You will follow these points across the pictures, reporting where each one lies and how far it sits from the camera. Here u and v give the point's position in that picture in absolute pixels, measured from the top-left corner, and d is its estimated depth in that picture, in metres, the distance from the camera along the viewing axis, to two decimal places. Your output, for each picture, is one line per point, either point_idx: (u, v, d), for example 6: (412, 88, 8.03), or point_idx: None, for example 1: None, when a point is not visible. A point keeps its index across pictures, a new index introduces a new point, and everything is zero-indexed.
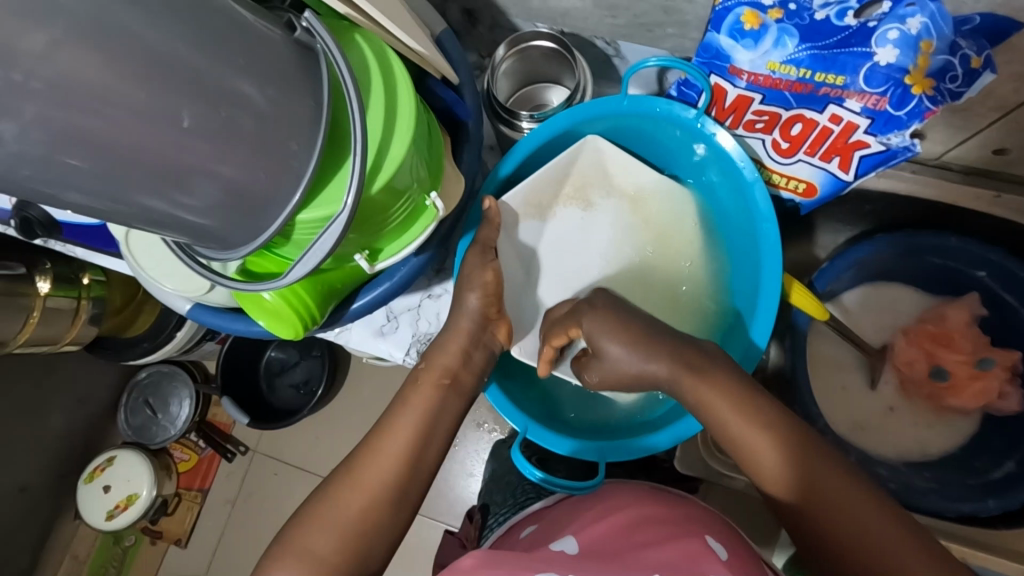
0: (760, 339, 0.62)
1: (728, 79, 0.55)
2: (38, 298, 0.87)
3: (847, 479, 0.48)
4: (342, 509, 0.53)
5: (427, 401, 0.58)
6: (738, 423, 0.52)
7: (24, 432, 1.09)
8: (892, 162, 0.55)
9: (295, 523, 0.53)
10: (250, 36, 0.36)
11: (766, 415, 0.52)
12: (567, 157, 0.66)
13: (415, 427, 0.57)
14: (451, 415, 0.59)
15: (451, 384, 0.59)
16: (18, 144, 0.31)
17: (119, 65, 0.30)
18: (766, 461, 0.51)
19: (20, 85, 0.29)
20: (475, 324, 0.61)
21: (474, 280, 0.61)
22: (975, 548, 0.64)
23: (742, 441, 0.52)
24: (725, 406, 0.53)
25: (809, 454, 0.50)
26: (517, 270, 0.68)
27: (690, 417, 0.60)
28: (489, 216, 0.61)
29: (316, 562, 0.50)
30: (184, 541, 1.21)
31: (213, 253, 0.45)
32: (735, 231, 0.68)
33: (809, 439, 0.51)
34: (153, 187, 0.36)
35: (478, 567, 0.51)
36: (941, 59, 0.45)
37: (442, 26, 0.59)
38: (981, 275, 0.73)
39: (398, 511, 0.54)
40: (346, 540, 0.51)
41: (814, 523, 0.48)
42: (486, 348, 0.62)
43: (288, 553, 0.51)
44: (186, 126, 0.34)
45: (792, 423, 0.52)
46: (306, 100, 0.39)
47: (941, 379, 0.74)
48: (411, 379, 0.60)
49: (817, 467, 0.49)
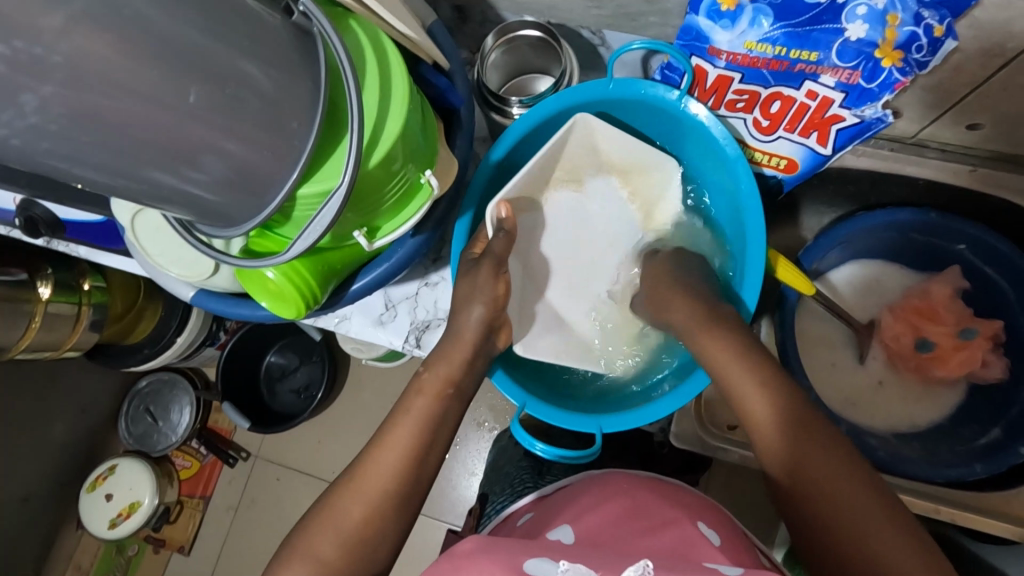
0: (749, 304, 0.64)
1: (709, 60, 0.57)
2: (40, 304, 0.88)
3: (842, 472, 0.48)
4: (343, 517, 0.53)
5: (429, 407, 0.59)
6: (752, 414, 0.54)
7: (27, 440, 1.10)
8: (866, 134, 0.58)
9: (299, 533, 0.54)
10: (255, 20, 0.39)
11: (774, 395, 0.53)
12: (555, 146, 0.65)
13: (415, 436, 0.57)
14: (450, 425, 0.60)
15: (454, 394, 0.60)
16: (39, 116, 0.33)
17: (127, 46, 0.32)
18: (771, 446, 0.52)
19: (41, 60, 0.30)
20: (479, 320, 0.62)
21: (484, 292, 0.62)
22: (966, 510, 0.68)
23: (756, 434, 0.54)
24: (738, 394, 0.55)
25: (810, 445, 0.50)
26: (521, 272, 0.70)
27: (698, 373, 0.61)
28: (504, 224, 0.63)
29: (322, 568, 0.51)
30: (187, 548, 1.22)
31: (216, 231, 0.47)
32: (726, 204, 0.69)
33: (815, 432, 0.51)
34: (162, 162, 0.38)
35: (474, 551, 0.49)
36: (907, 31, 0.47)
37: (433, 18, 0.61)
38: (961, 249, 0.75)
39: (407, 492, 0.55)
40: (347, 549, 0.52)
41: (826, 540, 0.47)
42: (488, 359, 0.63)
43: (294, 558, 0.52)
44: (193, 103, 0.36)
45: (802, 409, 0.52)
46: (305, 79, 0.41)
47: (926, 351, 0.76)
48: (413, 389, 0.60)
49: (824, 488, 0.48)
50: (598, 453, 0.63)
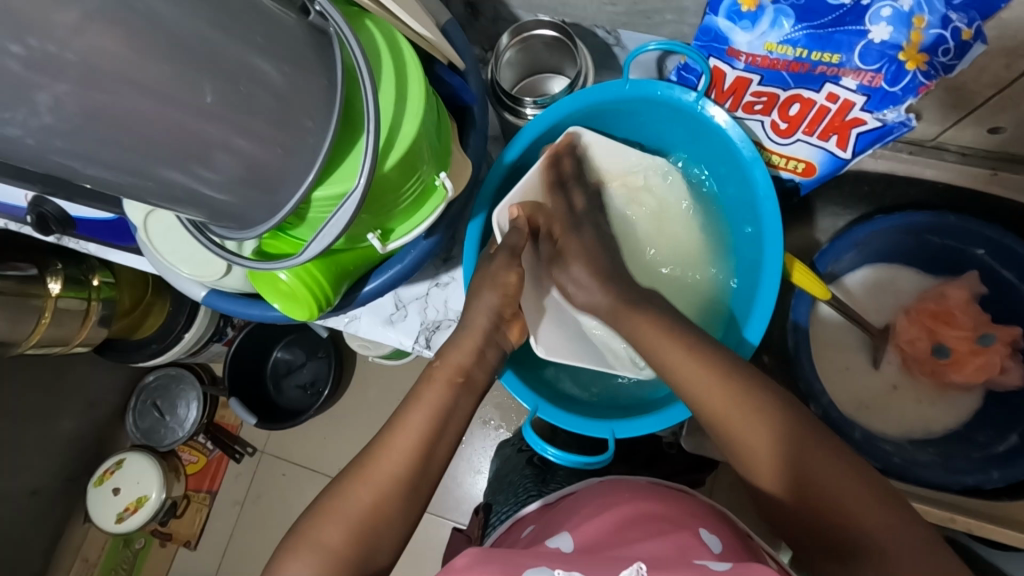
0: (751, 341, 0.62)
1: (727, 61, 0.56)
2: (50, 298, 0.88)
3: (836, 468, 0.49)
4: (353, 504, 0.52)
5: (442, 396, 0.58)
6: (736, 421, 0.52)
7: (35, 435, 1.11)
8: (887, 138, 0.56)
9: (307, 518, 0.53)
10: (270, 18, 0.38)
11: (760, 401, 0.52)
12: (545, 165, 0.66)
13: (427, 423, 0.56)
14: (462, 408, 0.59)
15: (464, 380, 0.59)
16: (54, 115, 0.32)
17: (144, 42, 0.32)
18: (762, 457, 0.51)
19: (56, 58, 0.30)
20: (488, 322, 0.62)
21: (496, 280, 0.62)
22: (983, 520, 0.67)
23: (740, 442, 0.52)
24: (722, 409, 0.53)
25: (804, 446, 0.50)
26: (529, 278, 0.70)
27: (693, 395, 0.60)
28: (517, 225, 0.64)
29: (330, 555, 0.50)
30: (193, 543, 1.22)
31: (230, 232, 0.47)
32: (735, 206, 0.69)
33: (803, 432, 0.51)
34: (176, 162, 0.38)
35: (472, 564, 0.49)
36: (934, 34, 0.47)
37: (447, 16, 0.60)
38: (980, 253, 0.74)
39: (415, 492, 0.54)
40: (354, 533, 0.51)
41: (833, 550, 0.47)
42: (498, 347, 0.62)
43: (302, 548, 0.51)
44: (208, 102, 0.36)
45: (787, 413, 0.52)
46: (320, 78, 0.41)
47: (942, 356, 0.75)
48: (425, 377, 0.60)
49: (829, 497, 0.48)
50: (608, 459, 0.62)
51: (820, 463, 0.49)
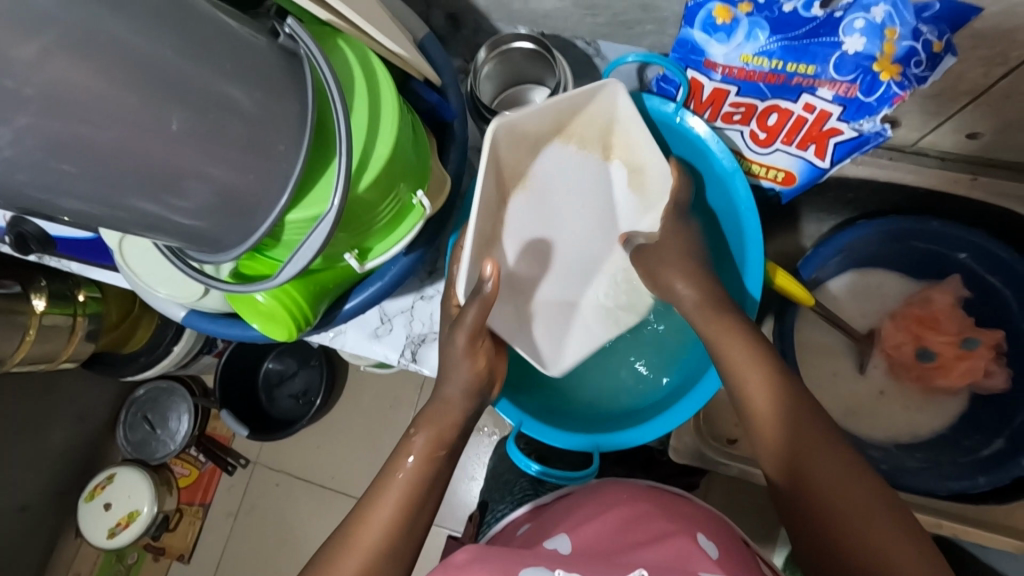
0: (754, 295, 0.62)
1: (704, 73, 0.56)
2: (35, 315, 0.87)
3: (834, 454, 0.47)
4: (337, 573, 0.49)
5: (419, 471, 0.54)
6: (747, 388, 0.53)
7: (23, 452, 1.09)
8: (865, 148, 0.56)
9: None
10: (238, 43, 0.38)
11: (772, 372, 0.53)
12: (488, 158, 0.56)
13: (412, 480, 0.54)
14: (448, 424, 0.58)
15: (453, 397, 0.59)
16: (14, 149, 0.32)
17: (111, 73, 0.31)
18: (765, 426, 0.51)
19: (15, 93, 0.30)
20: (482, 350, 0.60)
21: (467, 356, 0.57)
22: (967, 525, 0.67)
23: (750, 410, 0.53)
24: (736, 368, 0.54)
25: (806, 423, 0.49)
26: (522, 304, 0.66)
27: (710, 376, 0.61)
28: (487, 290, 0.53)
29: None
30: (187, 556, 1.21)
31: (205, 256, 0.47)
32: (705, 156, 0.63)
33: (810, 410, 0.50)
34: (144, 192, 0.38)
35: (471, 560, 0.50)
36: (906, 45, 0.47)
37: (425, 31, 0.60)
38: (962, 257, 0.74)
39: (399, 552, 0.51)
40: None
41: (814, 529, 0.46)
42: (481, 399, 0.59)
43: None
44: (175, 130, 0.35)
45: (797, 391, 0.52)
46: (291, 102, 0.41)
47: (928, 361, 0.76)
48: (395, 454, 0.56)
49: (824, 492, 0.46)
50: (594, 472, 0.62)
51: (831, 472, 0.47)
